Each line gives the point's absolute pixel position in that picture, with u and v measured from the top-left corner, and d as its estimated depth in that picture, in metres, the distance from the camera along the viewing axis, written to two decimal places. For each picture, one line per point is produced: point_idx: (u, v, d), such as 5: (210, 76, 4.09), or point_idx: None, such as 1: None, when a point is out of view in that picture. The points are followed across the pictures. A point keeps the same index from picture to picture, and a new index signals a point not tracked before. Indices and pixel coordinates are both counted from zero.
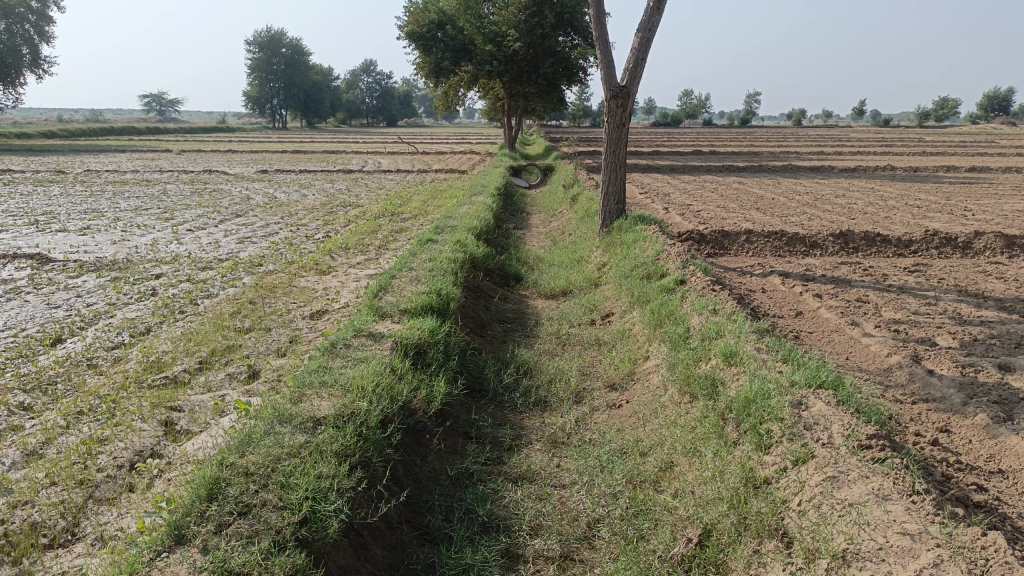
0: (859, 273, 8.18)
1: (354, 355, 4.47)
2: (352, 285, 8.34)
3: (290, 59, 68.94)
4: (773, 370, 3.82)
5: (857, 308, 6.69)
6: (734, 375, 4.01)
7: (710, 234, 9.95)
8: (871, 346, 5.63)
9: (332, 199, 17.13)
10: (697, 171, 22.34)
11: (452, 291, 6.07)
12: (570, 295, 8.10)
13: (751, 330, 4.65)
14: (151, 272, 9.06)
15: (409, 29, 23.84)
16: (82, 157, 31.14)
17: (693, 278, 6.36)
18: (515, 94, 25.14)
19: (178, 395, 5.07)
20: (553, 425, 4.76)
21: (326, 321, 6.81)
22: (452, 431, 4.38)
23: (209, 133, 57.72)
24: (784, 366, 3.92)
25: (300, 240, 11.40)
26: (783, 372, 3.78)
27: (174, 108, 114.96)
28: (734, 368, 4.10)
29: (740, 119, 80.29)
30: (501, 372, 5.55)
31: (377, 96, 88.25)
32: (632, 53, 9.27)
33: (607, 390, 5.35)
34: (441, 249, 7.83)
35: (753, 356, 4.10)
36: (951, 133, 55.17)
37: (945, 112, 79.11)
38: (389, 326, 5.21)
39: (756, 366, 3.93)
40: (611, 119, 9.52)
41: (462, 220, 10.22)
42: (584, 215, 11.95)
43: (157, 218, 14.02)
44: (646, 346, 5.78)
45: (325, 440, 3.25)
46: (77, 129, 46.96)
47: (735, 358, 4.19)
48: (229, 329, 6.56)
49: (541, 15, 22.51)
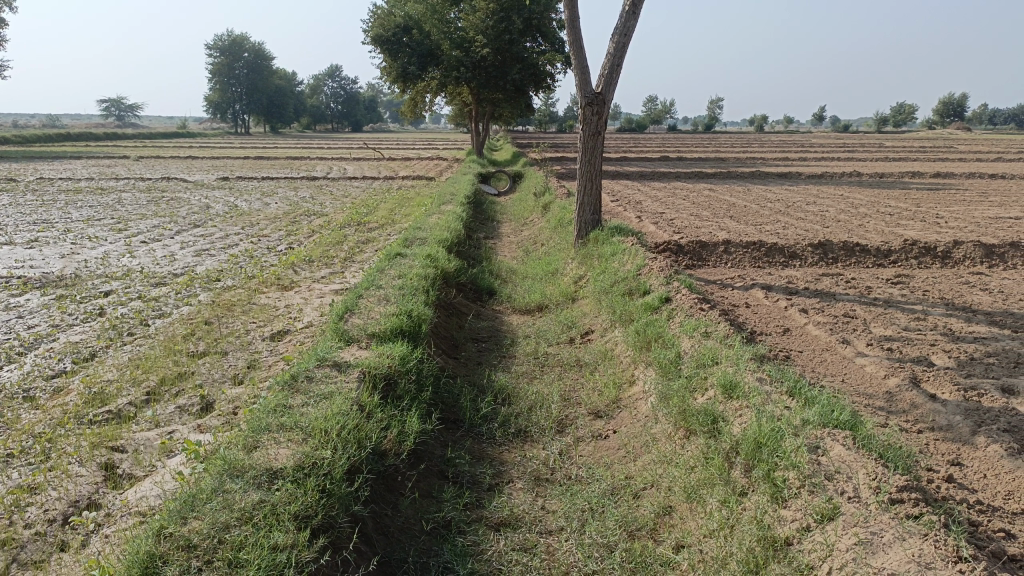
0: (842, 286, 7.94)
1: (317, 389, 4.04)
2: (316, 301, 7.89)
3: (252, 63, 67.90)
4: (781, 406, 3.48)
5: (846, 324, 6.41)
6: (737, 411, 3.67)
7: (687, 245, 9.66)
8: (866, 366, 5.34)
9: (295, 208, 16.61)
10: (666, 177, 22.20)
11: (424, 312, 5.67)
12: (546, 310, 7.72)
13: (750, 357, 4.32)
14: (99, 289, 8.52)
15: (374, 33, 23.38)
16: (35, 163, 30.11)
17: (678, 296, 6.03)
18: (483, 100, 24.78)
19: (122, 433, 4.61)
20: (536, 459, 4.39)
21: (288, 343, 6.37)
22: (427, 472, 3.97)
23: (169, 139, 56.56)
24: (792, 402, 3.59)
25: (260, 253, 10.90)
26: (793, 407, 3.47)
27: (133, 113, 112.72)
28: (736, 401, 3.75)
29: (705, 125, 80.88)
30: (476, 400, 5.16)
31: (342, 101, 87.31)
32: (607, 58, 8.96)
33: (591, 418, 4.99)
34: (411, 263, 7.42)
35: (757, 388, 3.76)
36: (911, 138, 56.01)
37: (903, 118, 80.48)
38: (356, 352, 4.78)
39: (762, 401, 3.59)
40: (586, 126, 9.19)
41: (431, 232, 9.81)
42: (557, 224, 11.60)
43: (110, 228, 13.39)
44: (631, 370, 5.44)
45: (284, 500, 2.84)
46: (30, 134, 45.57)
47: (736, 391, 3.86)
48: (181, 354, 6.08)
49: (509, 20, 22.16)
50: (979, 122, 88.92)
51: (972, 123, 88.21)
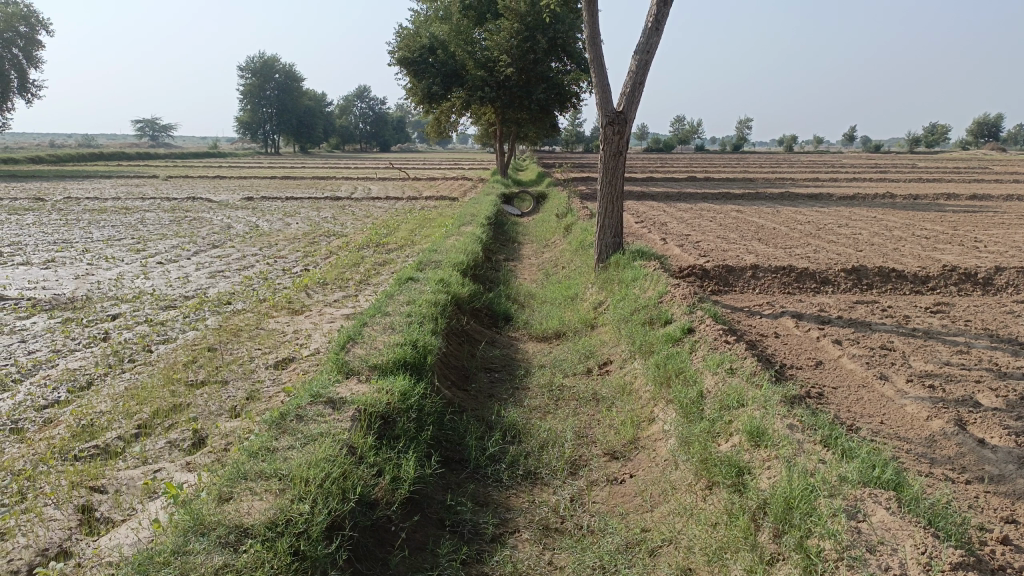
0: (878, 314, 7.52)
1: (306, 429, 3.73)
2: (325, 326, 7.63)
3: (283, 85, 68.75)
4: (814, 458, 3.10)
5: (883, 358, 5.99)
6: (766, 463, 3.29)
7: (714, 270, 9.28)
8: (907, 407, 4.92)
9: (315, 228, 16.46)
10: (693, 198, 21.84)
11: (431, 342, 5.36)
12: (565, 338, 7.38)
13: (779, 398, 3.93)
14: (107, 312, 8.33)
15: (399, 54, 23.39)
16: (65, 183, 30.45)
17: (702, 326, 5.67)
18: (507, 119, 24.65)
19: (104, 471, 4.34)
20: (545, 506, 4.04)
21: (291, 372, 6.10)
22: (424, 521, 3.64)
23: (198, 158, 57.32)
24: (827, 452, 3.21)
25: (275, 275, 10.69)
26: (829, 459, 3.09)
27: (166, 133, 114.96)
28: (764, 451, 3.37)
29: (733, 145, 80.34)
30: (484, 438, 4.82)
31: (371, 122, 88.04)
32: (629, 76, 8.66)
33: (606, 460, 4.63)
34: (422, 288, 7.14)
35: (787, 436, 3.37)
36: (946, 160, 54.90)
37: (936, 138, 79.21)
38: (353, 387, 4.47)
39: (792, 452, 3.21)
40: (607, 146, 8.89)
41: (448, 254, 9.55)
42: (579, 246, 11.28)
43: (129, 249, 13.31)
44: (650, 407, 5.08)
45: (249, 566, 2.56)
46: (65, 154, 46.32)
47: (764, 438, 3.48)
48: (179, 383, 5.83)
49: (534, 40, 21.97)
50: (1014, 142, 87.42)
51: (1006, 144, 86.68)
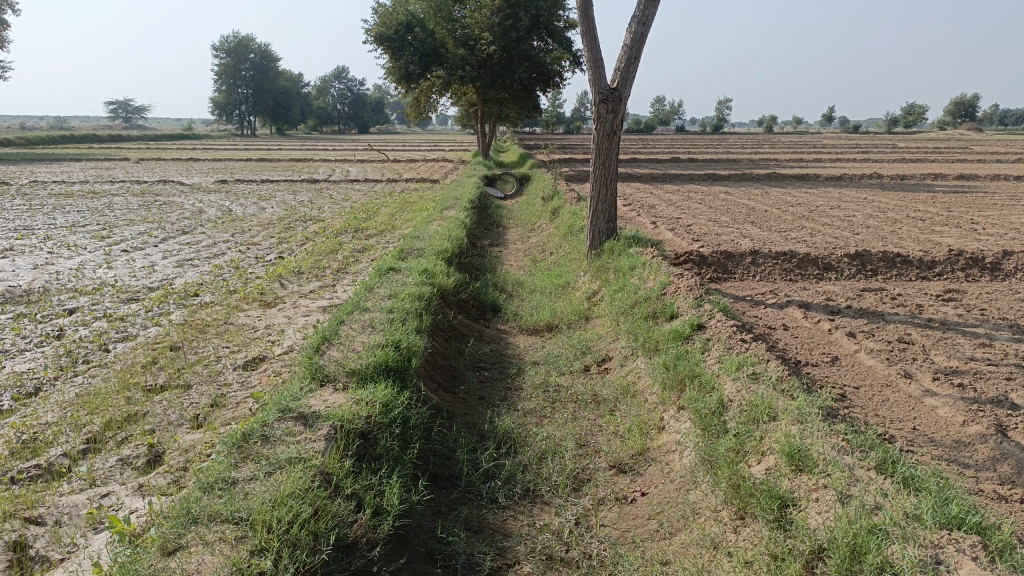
0: (889, 303, 7.09)
1: (273, 454, 3.21)
2: (300, 320, 7.08)
3: (258, 65, 67.28)
4: (877, 499, 2.65)
5: (904, 354, 5.55)
6: (817, 499, 2.83)
7: (711, 256, 8.81)
8: (939, 409, 4.46)
9: (290, 212, 15.81)
10: (679, 179, 21.39)
11: (415, 343, 4.83)
12: (557, 331, 6.89)
13: (817, 411, 3.50)
14: (63, 306, 7.71)
15: (377, 32, 22.64)
16: (32, 166, 29.46)
17: (712, 322, 5.20)
18: (489, 100, 24.05)
19: (43, 498, 3.80)
20: (547, 532, 3.54)
21: (262, 375, 5.56)
22: (412, 557, 3.13)
23: (172, 141, 56.03)
24: (888, 486, 2.76)
25: (247, 264, 10.10)
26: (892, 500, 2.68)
27: (139, 114, 112.67)
28: (814, 485, 2.90)
29: (714, 126, 80.03)
30: (476, 450, 4.31)
31: (349, 103, 86.72)
32: (624, 51, 8.14)
33: (612, 474, 4.13)
34: (404, 280, 6.61)
35: (838, 465, 2.91)
36: (927, 140, 54.72)
37: (914, 118, 79.37)
38: (328, 398, 3.93)
39: (847, 488, 2.76)
40: (601, 126, 8.36)
41: (431, 241, 9.02)
42: (567, 230, 10.76)
43: (93, 235, 12.61)
44: (660, 414, 4.60)
45: None
46: (35, 137, 44.95)
47: (808, 465, 3.03)
48: (136, 389, 5.27)
49: (516, 18, 21.33)
50: (991, 123, 87.93)
51: (982, 124, 86.91)
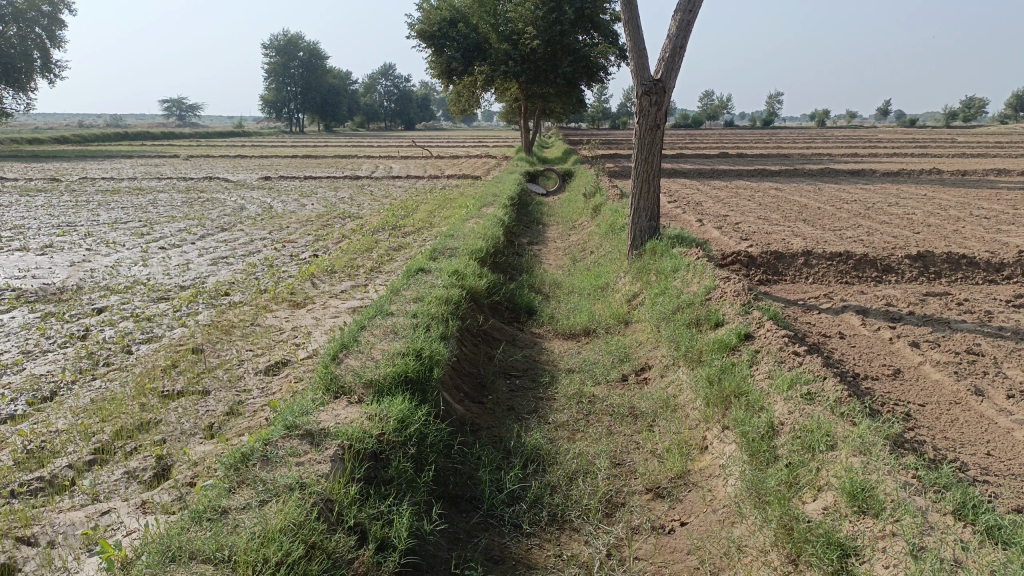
0: (954, 309, 6.57)
1: (272, 478, 2.93)
2: (328, 322, 6.85)
3: (306, 62, 67.89)
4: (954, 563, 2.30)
5: (975, 367, 5.05)
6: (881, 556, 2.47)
7: (760, 257, 8.34)
8: (1016, 432, 3.98)
9: (330, 210, 15.69)
10: (727, 175, 20.77)
11: (439, 351, 4.52)
12: (594, 336, 6.53)
13: (883, 441, 3.13)
14: (93, 305, 7.60)
15: (420, 28, 22.42)
16: (86, 163, 29.98)
17: (761, 332, 4.79)
18: (532, 95, 23.68)
19: (40, 515, 3.58)
20: (575, 565, 3.20)
21: (283, 381, 5.32)
22: None
23: (222, 138, 56.77)
24: (968, 545, 2.40)
25: (281, 262, 9.92)
26: (975, 562, 2.31)
27: (193, 112, 114.91)
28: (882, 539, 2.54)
29: (763, 121, 78.31)
30: (501, 469, 3.99)
31: (395, 100, 87.12)
32: (669, 40, 7.73)
33: (649, 499, 3.77)
34: (433, 281, 6.32)
35: (911, 520, 2.54)
36: (986, 135, 52.62)
37: (974, 111, 76.55)
38: (339, 413, 3.64)
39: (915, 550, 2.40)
40: (643, 119, 7.95)
41: (465, 239, 8.72)
42: (608, 227, 10.39)
43: (133, 232, 12.61)
44: (703, 433, 4.22)
45: None
46: (91, 134, 45.93)
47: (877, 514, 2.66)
48: (152, 395, 5.07)
49: (560, 11, 20.93)
50: None
51: None
